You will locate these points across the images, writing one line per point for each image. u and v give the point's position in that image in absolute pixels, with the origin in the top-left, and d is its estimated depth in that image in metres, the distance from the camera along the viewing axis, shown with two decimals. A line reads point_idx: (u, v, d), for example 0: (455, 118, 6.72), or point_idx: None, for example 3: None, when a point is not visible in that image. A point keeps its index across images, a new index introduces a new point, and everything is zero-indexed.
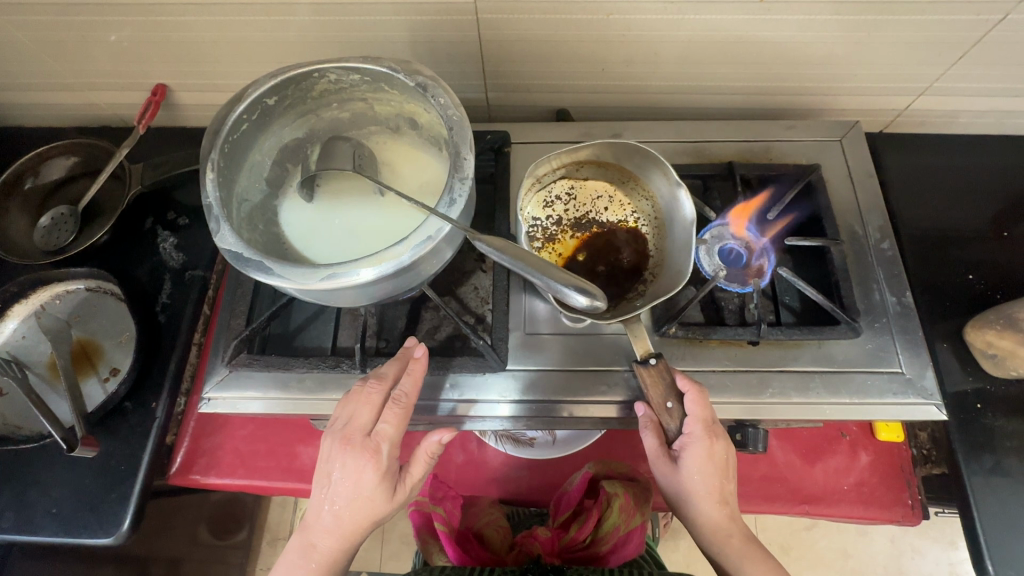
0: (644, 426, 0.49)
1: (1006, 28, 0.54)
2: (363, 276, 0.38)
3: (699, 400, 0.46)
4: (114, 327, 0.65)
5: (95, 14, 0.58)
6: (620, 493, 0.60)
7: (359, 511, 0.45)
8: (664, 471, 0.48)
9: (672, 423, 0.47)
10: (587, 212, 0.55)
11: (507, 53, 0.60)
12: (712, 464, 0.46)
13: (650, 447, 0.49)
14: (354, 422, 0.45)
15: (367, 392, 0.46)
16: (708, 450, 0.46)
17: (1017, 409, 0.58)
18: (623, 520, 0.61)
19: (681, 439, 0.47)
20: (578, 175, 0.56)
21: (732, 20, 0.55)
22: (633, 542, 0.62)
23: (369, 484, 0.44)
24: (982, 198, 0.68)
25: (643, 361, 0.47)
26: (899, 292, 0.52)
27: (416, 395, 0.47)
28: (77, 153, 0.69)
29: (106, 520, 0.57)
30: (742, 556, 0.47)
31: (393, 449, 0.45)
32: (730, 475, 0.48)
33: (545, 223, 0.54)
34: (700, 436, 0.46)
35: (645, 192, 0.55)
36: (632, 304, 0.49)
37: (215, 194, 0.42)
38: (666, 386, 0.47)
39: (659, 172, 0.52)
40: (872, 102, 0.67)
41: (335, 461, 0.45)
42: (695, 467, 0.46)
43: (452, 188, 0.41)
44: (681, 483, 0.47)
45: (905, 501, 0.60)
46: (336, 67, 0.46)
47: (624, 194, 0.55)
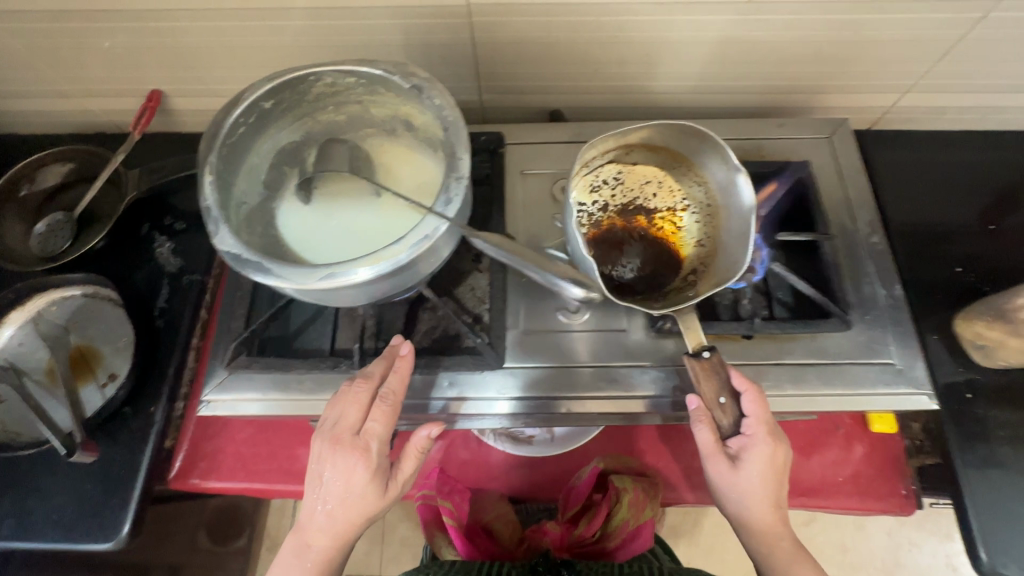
0: (697, 421, 0.48)
1: (987, 25, 0.55)
2: (361, 276, 0.39)
3: (758, 402, 0.47)
4: (112, 332, 0.65)
5: (93, 21, 0.58)
6: (629, 489, 0.64)
7: (352, 510, 0.45)
8: (718, 469, 0.48)
9: (726, 419, 0.48)
10: (634, 199, 0.56)
11: (500, 55, 0.61)
12: (773, 468, 0.48)
13: (706, 443, 0.48)
14: (342, 421, 0.46)
15: (353, 392, 0.47)
16: (770, 453, 0.47)
17: (1007, 399, 0.59)
18: (631, 515, 0.66)
19: (742, 439, 0.48)
20: (627, 159, 0.55)
21: (721, 20, 0.56)
22: (640, 535, 0.68)
23: (361, 481, 0.45)
24: (970, 192, 0.69)
25: (695, 353, 0.47)
26: (890, 284, 0.53)
27: (403, 393, 0.48)
28: (73, 159, 0.70)
29: (107, 525, 0.57)
30: (790, 557, 0.50)
31: (382, 445, 0.46)
32: (784, 480, 0.49)
33: (590, 209, 0.55)
34: (763, 438, 0.47)
35: (697, 177, 0.54)
36: (685, 295, 0.51)
37: (213, 197, 0.42)
38: (719, 380, 0.47)
39: (716, 157, 0.52)
40: (859, 100, 0.68)
41: (324, 462, 0.45)
42: (753, 470, 0.47)
43: (448, 188, 0.41)
44: (736, 483, 0.48)
45: (900, 492, 0.61)
46: (332, 70, 0.47)
47: (674, 179, 0.55)
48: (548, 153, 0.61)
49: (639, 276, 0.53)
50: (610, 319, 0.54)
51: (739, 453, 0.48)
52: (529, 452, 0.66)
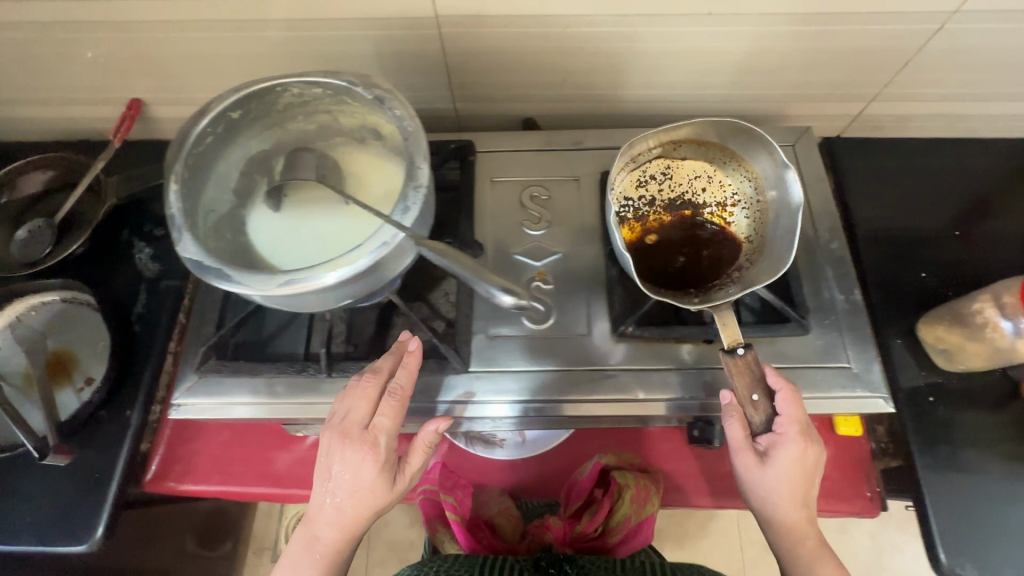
0: (728, 415, 0.49)
1: (942, 37, 0.57)
2: (320, 281, 0.40)
3: (791, 400, 0.48)
4: (91, 337, 0.66)
5: (72, 31, 0.59)
6: (631, 485, 0.65)
7: (361, 502, 0.47)
8: (746, 463, 0.49)
9: (758, 416, 0.48)
10: (682, 193, 0.58)
11: (471, 65, 0.62)
12: (801, 466, 0.48)
13: (735, 438, 0.49)
14: (351, 416, 0.48)
15: (363, 386, 0.48)
16: (799, 452, 0.48)
17: (968, 402, 0.60)
18: (633, 511, 0.66)
19: (771, 436, 0.49)
20: (675, 155, 0.57)
21: (684, 31, 0.57)
22: (641, 533, 0.67)
23: (369, 474, 0.47)
24: (936, 198, 0.70)
25: (731, 351, 0.47)
26: (847, 290, 0.54)
27: (410, 388, 0.49)
28: (54, 166, 0.71)
29: (81, 527, 0.57)
30: (811, 554, 0.51)
31: (390, 440, 0.48)
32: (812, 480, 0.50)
33: (636, 204, 0.57)
34: (793, 437, 0.48)
35: (746, 171, 0.56)
36: (724, 290, 0.51)
37: (178, 205, 0.44)
38: (753, 377, 0.47)
39: (765, 152, 0.54)
40: (826, 109, 0.69)
41: (333, 455, 0.47)
42: (785, 468, 0.48)
43: (406, 197, 0.42)
44: (761, 478, 0.49)
45: (865, 493, 0.62)
46: (298, 80, 0.48)
47: (724, 174, 0.57)
48: (518, 160, 0.62)
49: (683, 268, 0.54)
50: (575, 324, 0.54)
51: (767, 450, 0.49)
52: (502, 455, 0.68)
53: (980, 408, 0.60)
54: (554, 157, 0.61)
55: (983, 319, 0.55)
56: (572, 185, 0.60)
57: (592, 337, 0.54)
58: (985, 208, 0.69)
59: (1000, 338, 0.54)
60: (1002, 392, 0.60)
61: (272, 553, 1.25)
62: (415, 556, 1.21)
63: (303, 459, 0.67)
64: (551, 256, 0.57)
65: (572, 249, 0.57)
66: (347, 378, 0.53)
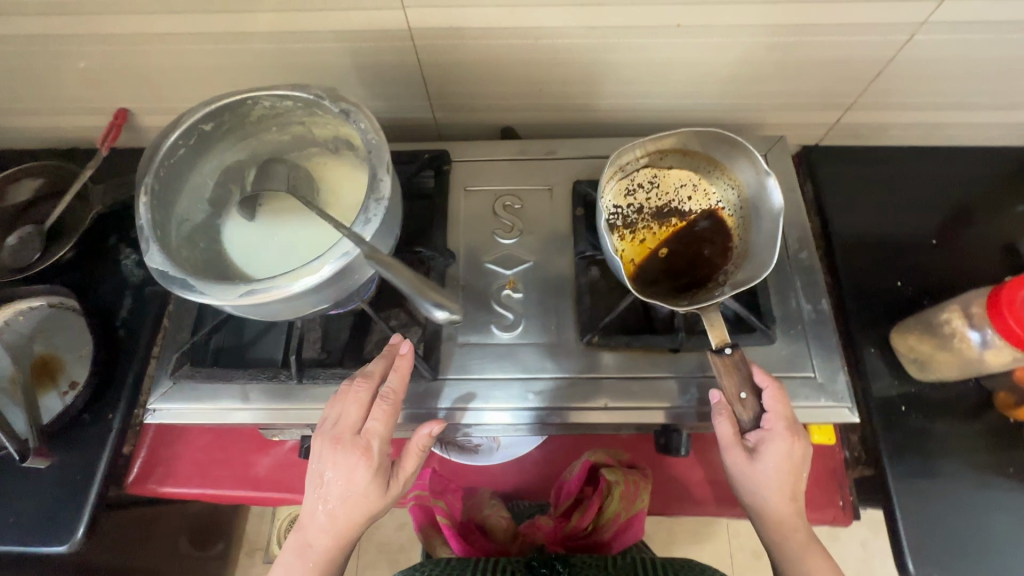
0: (717, 413, 0.50)
1: (913, 47, 0.57)
2: (281, 291, 0.41)
3: (777, 397, 0.49)
4: (76, 342, 0.67)
5: (56, 43, 0.61)
6: (619, 481, 0.61)
7: (354, 508, 0.47)
8: (736, 460, 0.49)
9: (747, 414, 0.49)
10: (669, 201, 0.55)
11: (448, 75, 0.63)
12: (792, 462, 0.49)
13: (725, 435, 0.49)
14: (344, 420, 0.48)
15: (354, 391, 0.49)
16: (790, 449, 0.48)
17: (940, 412, 0.60)
18: (623, 507, 0.62)
19: (760, 433, 0.49)
20: (661, 164, 0.56)
21: (654, 43, 0.58)
22: (633, 530, 0.63)
23: (362, 479, 0.46)
24: (914, 207, 0.70)
25: (718, 350, 0.48)
26: (815, 300, 0.54)
27: (402, 391, 0.49)
28: (44, 174, 0.72)
29: (61, 528, 0.59)
30: (805, 551, 0.51)
31: (383, 444, 0.48)
32: (803, 477, 0.50)
33: (625, 211, 0.55)
34: (781, 433, 0.48)
35: (730, 180, 0.55)
36: (710, 294, 0.50)
37: (147, 217, 0.45)
38: (741, 375, 0.49)
39: (746, 160, 0.53)
40: (803, 118, 0.69)
41: (325, 461, 0.47)
42: (773, 463, 0.48)
43: (367, 209, 0.43)
44: (756, 478, 0.49)
45: (837, 502, 0.62)
46: (268, 94, 0.49)
47: (708, 182, 0.55)
48: (492, 169, 0.63)
49: (671, 276, 0.52)
50: (544, 332, 0.55)
51: (756, 447, 0.49)
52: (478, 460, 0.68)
53: (953, 418, 0.60)
54: (528, 168, 0.63)
55: (952, 330, 0.56)
56: (545, 194, 0.61)
57: (560, 346, 0.54)
58: (962, 217, 0.69)
59: (968, 348, 0.55)
60: (975, 402, 0.60)
61: (263, 554, 1.26)
62: (404, 559, 1.22)
63: (282, 463, 0.68)
64: (522, 264, 0.58)
65: (543, 258, 0.58)
66: (319, 384, 0.54)
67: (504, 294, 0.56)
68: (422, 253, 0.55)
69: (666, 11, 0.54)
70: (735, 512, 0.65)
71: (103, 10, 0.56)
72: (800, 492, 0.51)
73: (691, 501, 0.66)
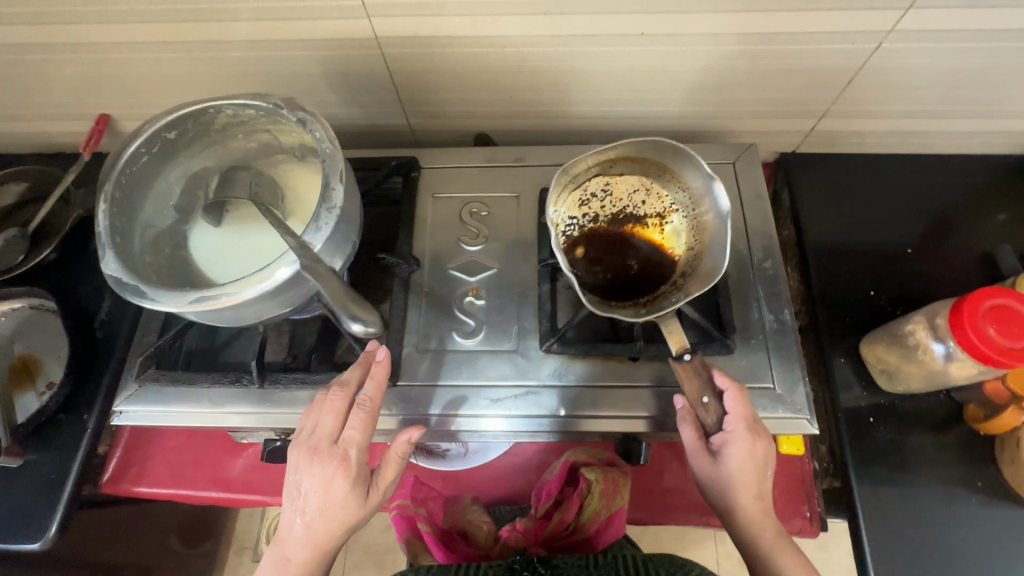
0: (682, 419, 0.50)
1: (882, 55, 0.56)
2: (229, 298, 0.42)
3: (738, 399, 0.48)
4: (53, 343, 0.69)
5: (32, 53, 0.62)
6: (598, 480, 0.61)
7: (332, 518, 0.47)
8: (701, 464, 0.50)
9: (709, 417, 0.48)
10: (624, 208, 0.55)
11: (417, 83, 0.64)
12: (754, 464, 0.48)
13: (689, 440, 0.50)
14: (320, 430, 0.47)
15: (330, 400, 0.48)
16: (750, 449, 0.47)
17: (909, 423, 0.59)
18: (603, 505, 0.62)
19: (722, 435, 0.48)
20: (612, 172, 0.54)
21: (619, 51, 0.58)
22: (613, 527, 0.63)
23: (340, 489, 0.46)
24: (890, 215, 0.69)
25: (678, 357, 0.48)
26: (776, 310, 0.55)
27: (379, 399, 0.48)
28: (27, 178, 0.74)
29: (34, 526, 0.60)
30: (773, 550, 0.50)
31: (361, 454, 0.47)
32: (768, 477, 0.49)
33: (581, 222, 0.55)
34: (741, 434, 0.47)
35: (680, 182, 0.53)
36: (667, 301, 0.49)
37: (105, 224, 0.46)
38: (702, 380, 0.49)
39: (692, 163, 0.51)
40: (776, 125, 0.69)
41: (303, 472, 0.46)
42: (736, 464, 0.48)
43: (318, 218, 0.44)
44: (721, 479, 0.49)
45: (804, 514, 0.62)
46: (228, 102, 0.50)
47: (660, 186, 0.54)
48: (460, 176, 0.63)
49: (629, 283, 0.52)
50: (504, 340, 0.55)
51: (719, 450, 0.48)
52: (445, 466, 0.68)
53: (922, 429, 0.59)
54: (498, 177, 0.63)
55: (916, 341, 0.56)
56: (512, 202, 0.62)
57: (520, 354, 0.55)
58: (938, 225, 0.68)
59: (932, 359, 0.55)
60: (945, 413, 0.60)
61: (252, 553, 1.26)
62: (390, 560, 1.23)
63: (253, 465, 0.69)
64: (485, 272, 0.58)
65: (506, 265, 0.59)
66: (280, 389, 0.55)
67: (467, 301, 0.57)
68: (386, 259, 0.56)
69: (628, 20, 0.54)
70: (707, 520, 0.65)
71: (75, 20, 0.57)
72: (766, 492, 0.50)
73: (662, 511, 0.66)
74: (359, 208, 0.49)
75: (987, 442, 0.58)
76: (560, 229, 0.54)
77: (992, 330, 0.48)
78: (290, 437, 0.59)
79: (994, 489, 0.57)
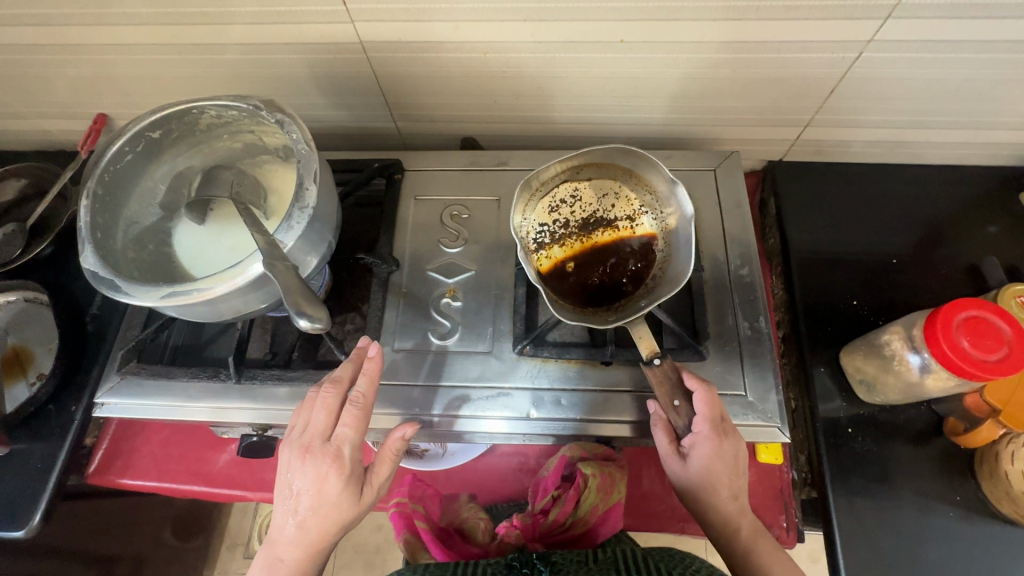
0: (654, 424, 0.50)
1: (864, 65, 0.56)
2: (199, 293, 0.43)
3: (707, 398, 0.48)
4: (46, 335, 0.70)
5: (31, 53, 0.64)
6: (595, 474, 0.58)
7: (327, 518, 0.45)
8: (674, 468, 0.49)
9: (680, 420, 0.49)
10: (594, 211, 0.56)
11: (404, 88, 0.65)
12: (722, 463, 0.47)
13: (662, 445, 0.50)
14: (312, 428, 0.46)
15: (322, 397, 0.47)
16: (716, 449, 0.47)
17: (888, 435, 0.59)
18: (600, 500, 0.59)
19: (691, 437, 0.48)
20: (579, 177, 0.55)
21: (600, 58, 0.58)
22: (610, 521, 0.60)
23: (334, 488, 0.44)
24: (876, 225, 0.69)
25: (649, 361, 0.49)
26: (751, 318, 0.55)
27: (372, 395, 0.47)
28: (25, 176, 0.76)
29: (18, 514, 0.60)
30: (741, 560, 0.49)
31: (355, 451, 0.46)
32: (740, 477, 0.49)
33: (552, 228, 0.55)
34: (707, 435, 0.47)
35: (647, 186, 0.54)
36: (637, 305, 0.50)
37: (86, 219, 0.47)
38: (671, 384, 0.49)
39: (655, 167, 0.53)
40: (761, 133, 0.69)
41: (295, 471, 0.44)
42: (704, 465, 0.48)
43: (289, 217, 0.45)
44: (692, 480, 0.48)
45: (782, 524, 0.61)
46: (211, 104, 0.51)
47: (628, 189, 0.55)
48: (443, 179, 0.65)
49: (602, 286, 0.53)
50: (479, 341, 0.56)
51: (688, 452, 0.48)
52: (424, 466, 0.67)
53: (902, 442, 0.59)
54: (479, 183, 0.65)
55: (891, 351, 0.56)
56: (492, 205, 0.63)
57: (494, 355, 0.55)
58: (924, 236, 0.68)
59: (907, 371, 0.55)
60: (925, 426, 0.59)
61: (244, 550, 1.26)
62: (379, 560, 1.23)
63: (236, 459, 0.70)
64: (463, 274, 0.60)
65: (484, 268, 0.60)
66: (256, 384, 0.56)
67: (444, 302, 0.58)
68: (365, 259, 0.58)
69: (609, 28, 0.54)
70: (687, 526, 0.64)
71: (69, 23, 0.59)
72: (739, 491, 0.49)
73: (640, 518, 0.65)
74: (336, 211, 0.51)
75: (967, 456, 0.58)
76: (531, 235, 0.55)
77: (965, 342, 0.48)
78: (268, 433, 0.59)
79: (971, 504, 0.56)
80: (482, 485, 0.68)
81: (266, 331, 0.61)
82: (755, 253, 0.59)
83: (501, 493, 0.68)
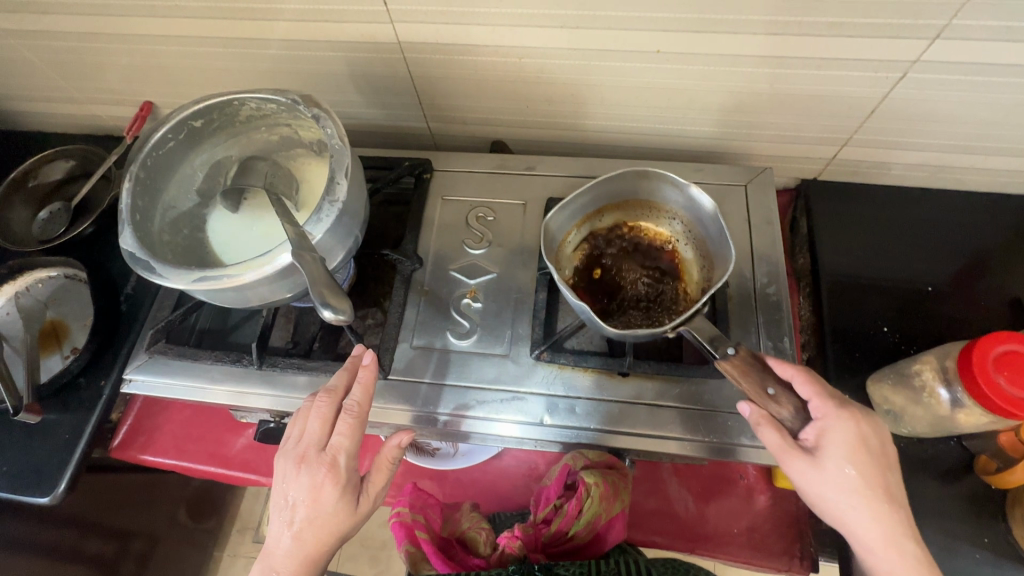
0: (757, 424, 0.44)
1: (907, 86, 0.55)
2: (226, 279, 0.44)
3: (808, 381, 0.44)
4: (82, 311, 0.73)
5: (87, 41, 0.67)
6: (598, 483, 0.56)
7: (322, 528, 0.45)
8: (801, 469, 0.42)
9: (785, 411, 0.44)
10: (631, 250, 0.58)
11: (438, 90, 0.66)
12: (864, 449, 0.41)
13: (775, 444, 0.43)
14: (307, 437, 0.46)
15: (317, 406, 0.47)
16: (854, 430, 0.42)
17: (914, 469, 0.57)
18: (603, 509, 0.58)
19: (815, 424, 0.43)
20: (600, 227, 0.59)
21: (635, 67, 0.58)
22: (615, 529, 0.60)
23: (329, 498, 0.44)
24: (914, 251, 0.66)
25: (722, 352, 0.45)
26: (775, 337, 0.54)
27: (367, 404, 0.47)
28: (75, 156, 0.79)
29: (43, 481, 0.62)
30: None
31: (350, 459, 0.46)
32: (890, 471, 0.42)
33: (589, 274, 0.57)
34: (836, 414, 0.42)
35: (667, 213, 0.57)
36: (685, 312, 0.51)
37: (128, 200, 0.49)
38: (756, 372, 0.45)
39: (669, 185, 0.54)
40: (796, 150, 0.68)
41: (290, 481, 0.45)
42: (844, 455, 0.41)
43: (320, 210, 0.46)
44: (841, 477, 0.41)
45: (794, 552, 0.61)
46: (251, 96, 0.52)
47: (650, 225, 0.58)
48: (470, 181, 0.66)
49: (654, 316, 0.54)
50: (496, 344, 0.56)
51: (817, 446, 0.42)
52: (433, 464, 0.67)
53: (927, 477, 0.56)
54: (506, 187, 0.65)
55: (922, 383, 0.55)
56: (517, 209, 0.64)
57: (511, 359, 0.55)
58: (963, 265, 0.65)
59: (938, 404, 0.53)
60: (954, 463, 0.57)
61: (252, 535, 1.27)
62: (384, 556, 1.23)
63: (253, 444, 0.71)
64: (484, 275, 0.60)
65: (506, 270, 0.60)
66: (277, 371, 0.57)
67: (464, 302, 0.59)
68: (390, 255, 0.59)
69: (647, 38, 0.54)
70: (698, 548, 0.62)
71: (124, 14, 0.61)
72: (891, 493, 0.41)
73: (653, 535, 0.63)
74: (364, 206, 0.51)
75: (997, 497, 0.55)
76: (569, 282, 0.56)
77: (1003, 378, 0.46)
78: (283, 420, 0.60)
79: (1000, 548, 0.54)
80: (490, 491, 0.67)
81: (289, 320, 0.62)
82: (783, 272, 0.58)
83: (509, 500, 0.67)
